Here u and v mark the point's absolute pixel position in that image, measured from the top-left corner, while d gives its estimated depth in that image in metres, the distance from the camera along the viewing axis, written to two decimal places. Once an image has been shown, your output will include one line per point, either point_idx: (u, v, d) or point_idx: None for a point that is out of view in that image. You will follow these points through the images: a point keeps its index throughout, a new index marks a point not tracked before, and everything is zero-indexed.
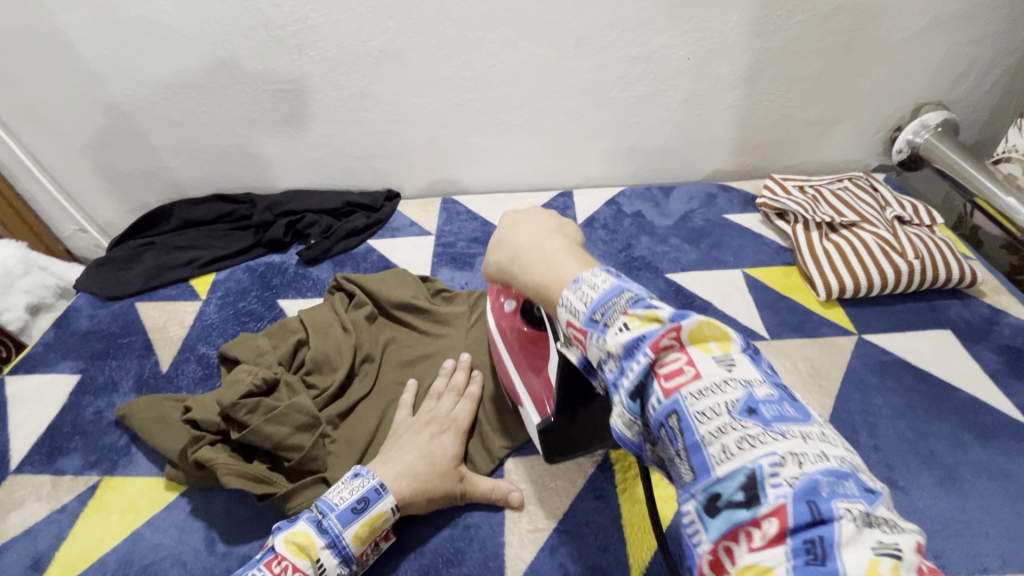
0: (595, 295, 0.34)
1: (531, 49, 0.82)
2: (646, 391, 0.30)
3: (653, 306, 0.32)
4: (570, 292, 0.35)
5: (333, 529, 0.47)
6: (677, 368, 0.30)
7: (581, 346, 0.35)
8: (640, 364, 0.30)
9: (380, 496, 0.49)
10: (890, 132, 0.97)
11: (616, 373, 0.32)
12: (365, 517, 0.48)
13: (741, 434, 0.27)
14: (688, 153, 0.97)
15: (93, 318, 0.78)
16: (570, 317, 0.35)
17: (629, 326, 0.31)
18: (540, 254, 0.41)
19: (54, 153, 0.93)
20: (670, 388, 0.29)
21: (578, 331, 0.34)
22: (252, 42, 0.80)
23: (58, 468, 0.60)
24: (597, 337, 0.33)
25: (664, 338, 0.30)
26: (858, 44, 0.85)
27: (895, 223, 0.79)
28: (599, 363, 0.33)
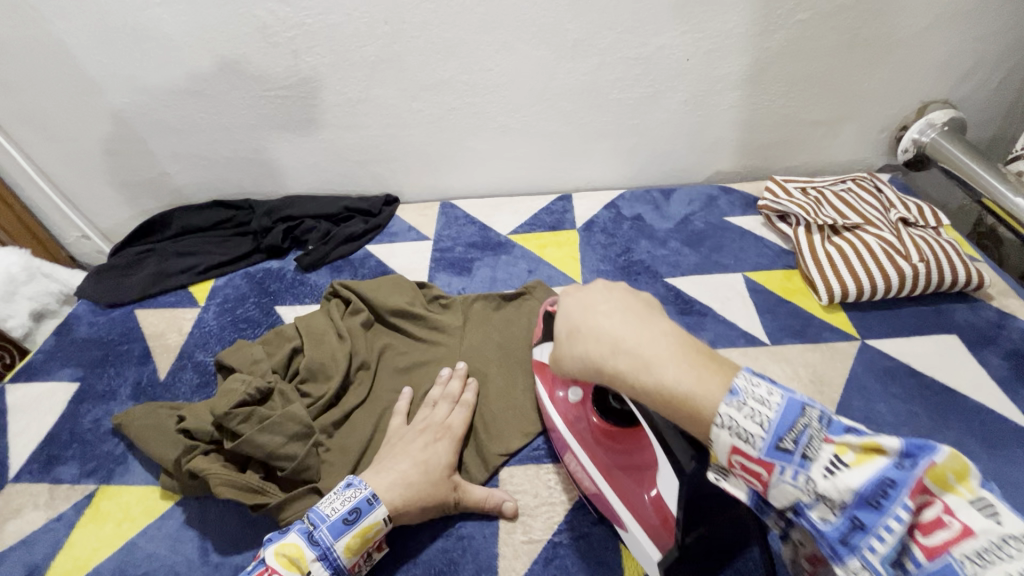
0: (772, 414, 0.35)
1: (528, 51, 0.81)
2: (903, 549, 0.33)
3: (864, 435, 0.35)
4: (729, 409, 0.36)
5: (325, 540, 0.47)
6: (937, 523, 0.32)
7: (757, 483, 0.36)
8: (897, 524, 0.32)
9: (372, 506, 0.49)
10: (895, 131, 0.95)
11: (846, 527, 0.34)
12: (357, 529, 0.48)
13: (1011, 574, 0.30)
14: (689, 154, 0.96)
15: (93, 325, 0.79)
16: (737, 444, 0.36)
17: (844, 463, 0.34)
18: (652, 352, 0.40)
19: (57, 161, 0.93)
20: (936, 547, 0.32)
21: (756, 465, 0.35)
22: (249, 48, 0.80)
23: (56, 477, 0.61)
24: (794, 472, 0.34)
25: (918, 485, 0.32)
26: (862, 42, 0.84)
27: (899, 225, 0.78)
28: (796, 505, 0.35)
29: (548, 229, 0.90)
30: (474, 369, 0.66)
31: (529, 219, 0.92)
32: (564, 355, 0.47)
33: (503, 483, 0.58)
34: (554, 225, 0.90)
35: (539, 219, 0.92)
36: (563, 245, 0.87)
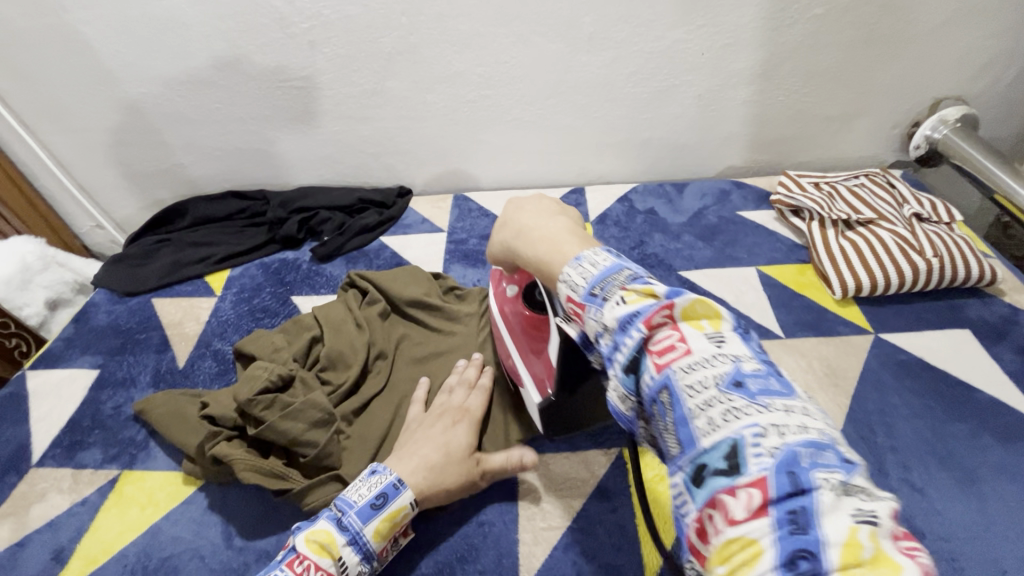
0: (595, 272, 0.34)
1: (543, 44, 0.81)
2: (640, 364, 0.30)
3: (650, 283, 0.32)
4: (571, 269, 0.35)
5: (354, 526, 0.47)
6: (668, 345, 0.30)
7: (576, 319, 0.35)
8: (633, 339, 0.30)
9: (398, 490, 0.49)
10: (907, 127, 0.96)
11: (611, 348, 0.31)
12: (384, 513, 0.48)
13: (725, 408, 0.27)
14: (702, 149, 0.96)
15: (110, 313, 0.79)
16: (570, 293, 0.35)
17: (625, 301, 0.31)
18: (544, 233, 0.41)
19: (73, 150, 0.94)
20: (662, 363, 0.30)
21: (576, 305, 0.34)
22: (266, 39, 0.80)
23: (79, 462, 0.61)
24: (596, 313, 0.32)
25: (655, 315, 0.30)
26: (877, 37, 0.84)
27: (913, 220, 0.78)
28: (596, 339, 0.33)
29: None
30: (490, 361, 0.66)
31: None
32: (493, 241, 0.47)
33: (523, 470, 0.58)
34: None
35: None
36: None
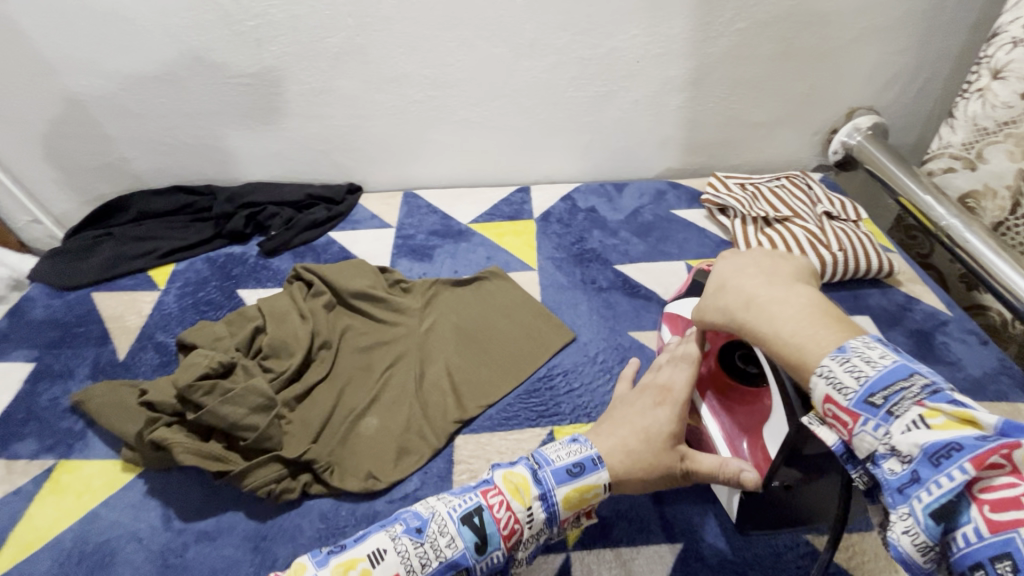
0: (875, 373, 0.36)
1: (487, 48, 0.85)
2: (960, 511, 0.33)
3: (962, 406, 0.34)
4: (838, 364, 0.38)
5: (547, 481, 0.49)
6: (1010, 498, 0.32)
7: (842, 429, 0.38)
8: (955, 479, 0.32)
9: (595, 466, 0.50)
10: (825, 134, 1.04)
11: (907, 477, 0.35)
12: (577, 482, 0.49)
13: None
14: (640, 152, 1.02)
15: (47, 307, 0.78)
16: (832, 394, 0.38)
17: (929, 424, 0.34)
18: (779, 313, 0.44)
19: (9, 143, 0.92)
20: (999, 522, 0.32)
21: (844, 412, 0.37)
22: (212, 36, 0.81)
23: (13, 453, 0.61)
24: (875, 425, 0.36)
25: (984, 454, 0.32)
26: (793, 51, 0.91)
27: (824, 218, 0.86)
28: (873, 457, 0.36)
29: (507, 218, 0.94)
30: (428, 352, 0.69)
31: (489, 209, 0.96)
32: (707, 307, 0.52)
33: (458, 448, 0.61)
34: (513, 215, 0.95)
35: (498, 209, 0.96)
36: (521, 234, 0.91)
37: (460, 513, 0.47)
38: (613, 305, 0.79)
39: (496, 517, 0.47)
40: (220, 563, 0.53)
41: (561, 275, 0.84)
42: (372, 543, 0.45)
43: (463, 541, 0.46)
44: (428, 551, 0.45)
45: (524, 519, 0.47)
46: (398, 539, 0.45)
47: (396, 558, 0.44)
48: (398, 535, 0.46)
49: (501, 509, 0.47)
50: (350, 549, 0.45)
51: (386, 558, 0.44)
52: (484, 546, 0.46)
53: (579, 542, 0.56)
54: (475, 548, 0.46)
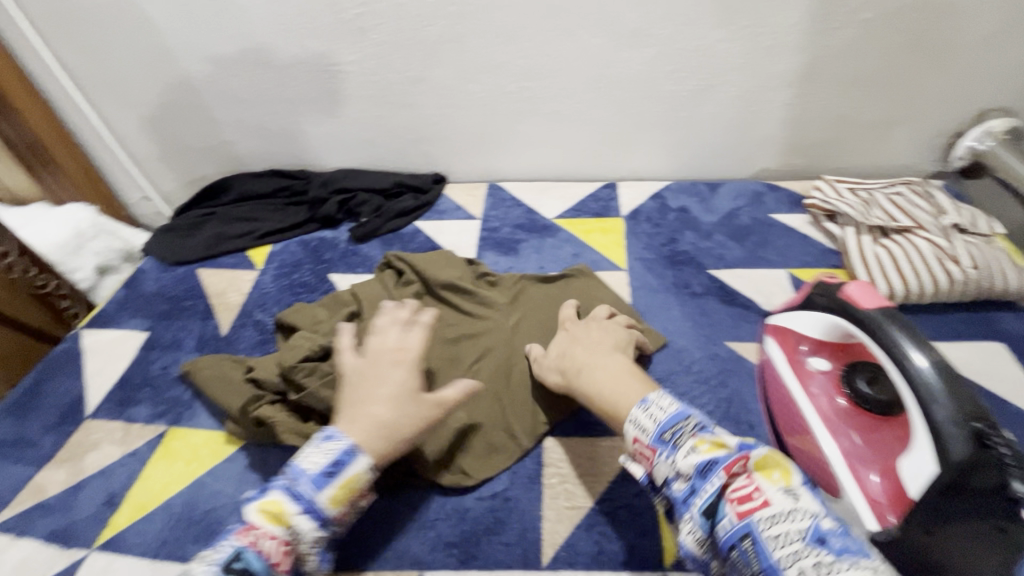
0: (664, 416, 0.45)
1: (586, 38, 0.82)
2: (719, 511, 0.39)
3: (721, 436, 0.43)
4: (639, 411, 0.46)
5: (304, 495, 0.45)
6: (747, 494, 0.38)
7: (647, 462, 0.44)
8: (713, 486, 0.40)
9: (352, 457, 0.47)
10: (950, 137, 0.94)
11: (688, 491, 0.41)
12: (339, 480, 0.46)
13: (815, 560, 0.34)
14: (737, 150, 0.96)
15: (158, 280, 0.83)
16: (638, 434, 0.45)
17: (697, 450, 0.41)
18: (601, 374, 0.53)
19: (129, 124, 0.99)
20: (743, 511, 0.38)
21: (646, 448, 0.44)
22: (317, 24, 0.83)
23: (130, 417, 0.65)
24: (666, 455, 0.43)
25: (733, 466, 0.40)
26: (924, 45, 0.83)
27: (952, 231, 0.77)
28: (666, 480, 0.43)
29: (593, 216, 0.91)
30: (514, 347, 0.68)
31: (575, 205, 0.94)
32: (546, 365, 0.60)
33: (547, 450, 0.59)
34: (600, 212, 0.92)
35: (585, 206, 0.93)
36: (608, 232, 0.88)
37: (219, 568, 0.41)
38: (708, 312, 0.74)
39: (260, 553, 0.42)
40: None
41: (652, 278, 0.80)
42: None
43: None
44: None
45: (290, 540, 0.44)
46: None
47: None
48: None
49: (258, 543, 0.42)
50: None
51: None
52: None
53: (676, 560, 0.51)
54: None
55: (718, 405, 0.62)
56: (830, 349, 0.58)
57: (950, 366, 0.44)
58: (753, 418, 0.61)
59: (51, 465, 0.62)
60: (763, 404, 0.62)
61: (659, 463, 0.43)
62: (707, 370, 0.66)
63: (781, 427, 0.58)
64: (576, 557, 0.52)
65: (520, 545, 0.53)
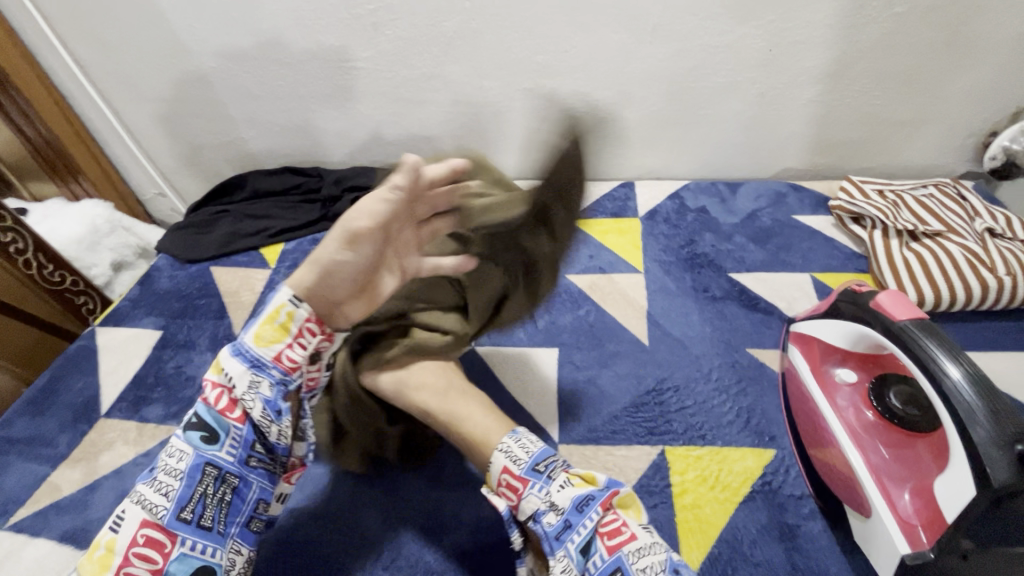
0: (534, 450, 0.48)
1: (605, 34, 0.80)
2: (592, 547, 0.44)
3: (591, 471, 0.47)
4: (511, 444, 0.48)
5: (241, 342, 0.50)
6: (616, 528, 0.44)
7: (513, 495, 0.47)
8: (589, 521, 0.44)
9: (276, 294, 0.49)
10: (984, 137, 0.90)
11: (561, 526, 0.45)
12: (263, 319, 0.49)
13: None
14: (758, 150, 0.93)
15: (172, 278, 0.83)
16: (508, 465, 0.47)
17: (570, 484, 0.46)
18: (478, 419, 0.52)
19: (143, 120, 0.98)
20: (612, 546, 0.43)
21: (517, 479, 0.47)
22: (330, 20, 0.82)
23: (143, 416, 0.65)
24: (540, 487, 0.46)
25: (606, 501, 0.45)
26: (961, 39, 0.79)
27: (985, 235, 0.74)
28: (536, 514, 0.46)
29: (610, 216, 0.89)
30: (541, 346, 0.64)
31: (591, 204, 0.92)
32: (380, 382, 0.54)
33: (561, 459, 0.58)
34: (617, 212, 0.90)
35: (601, 205, 0.91)
36: (625, 233, 0.86)
37: (186, 431, 0.48)
38: (728, 317, 0.72)
39: (208, 401, 0.48)
40: (328, 549, 0.53)
41: (670, 281, 0.78)
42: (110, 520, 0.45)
43: (193, 445, 0.47)
44: (164, 482, 0.46)
45: (229, 384, 0.49)
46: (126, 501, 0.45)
47: (138, 510, 0.45)
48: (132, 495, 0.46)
49: (213, 398, 0.48)
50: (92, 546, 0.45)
51: (124, 519, 0.45)
52: (212, 434, 0.47)
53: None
54: (204, 439, 0.47)
55: (737, 414, 0.61)
56: (860, 360, 0.56)
57: (988, 381, 0.42)
58: (775, 429, 0.59)
59: (66, 464, 0.62)
60: (786, 415, 0.60)
61: (530, 495, 0.46)
62: (725, 378, 0.65)
63: (806, 440, 0.56)
64: None
65: None
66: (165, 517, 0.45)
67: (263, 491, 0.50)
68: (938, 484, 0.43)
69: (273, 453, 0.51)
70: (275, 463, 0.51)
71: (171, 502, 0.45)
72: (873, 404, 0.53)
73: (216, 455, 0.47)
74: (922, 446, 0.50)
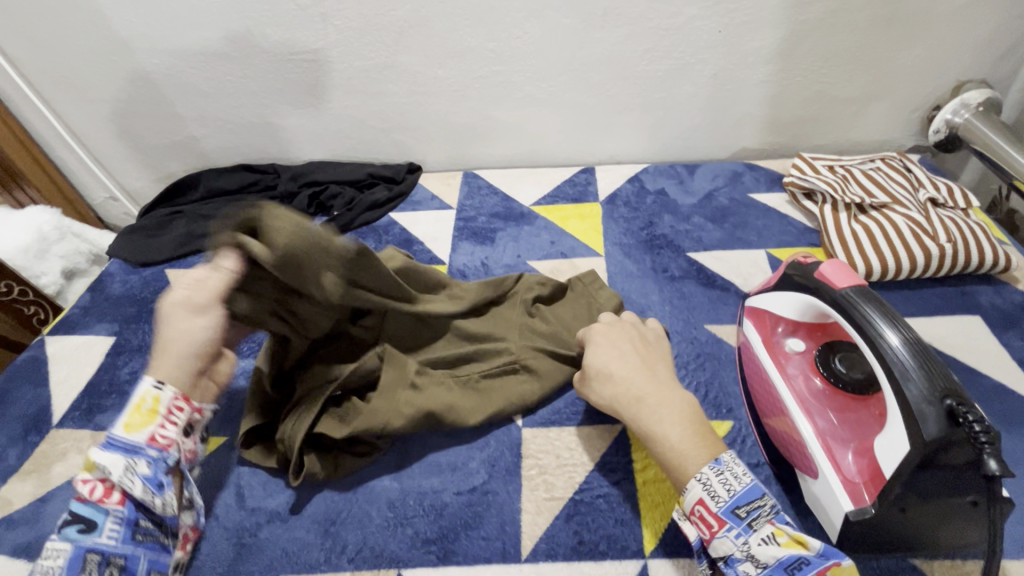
0: (737, 489, 0.44)
1: (556, 19, 0.80)
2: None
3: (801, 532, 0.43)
4: (709, 473, 0.45)
5: (105, 432, 0.48)
6: None
7: (705, 530, 0.44)
8: None
9: (136, 383, 0.50)
10: (927, 111, 0.93)
11: None
12: (130, 407, 0.48)
13: None
14: (714, 132, 0.95)
15: (125, 283, 0.81)
16: (704, 498, 0.44)
17: (777, 541, 0.43)
18: (671, 427, 0.48)
19: (88, 122, 0.95)
20: None
21: (712, 517, 0.44)
22: (276, 11, 0.80)
23: (98, 424, 0.63)
24: (738, 534, 0.43)
25: (820, 568, 0.41)
26: (902, 16, 0.81)
27: (928, 205, 0.77)
28: (728, 558, 0.44)
29: (571, 201, 0.90)
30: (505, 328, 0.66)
31: (552, 191, 0.92)
32: (591, 386, 0.55)
33: (525, 441, 0.59)
34: (577, 197, 0.90)
35: (562, 191, 0.92)
36: (586, 218, 0.87)
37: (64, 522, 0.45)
38: (686, 295, 0.74)
39: (85, 495, 0.45)
40: (291, 546, 0.53)
41: (630, 263, 0.79)
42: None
43: (69, 537, 0.44)
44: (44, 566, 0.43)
45: (108, 477, 0.46)
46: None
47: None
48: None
49: (85, 489, 0.46)
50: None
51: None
52: (90, 522, 0.44)
53: (658, 547, 0.50)
54: (83, 529, 0.44)
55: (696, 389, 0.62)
56: (808, 329, 0.58)
57: (923, 344, 0.43)
58: (732, 401, 0.61)
59: (18, 476, 0.60)
60: (742, 387, 0.62)
61: (724, 538, 0.44)
62: (685, 354, 0.66)
63: (760, 410, 0.57)
64: (557, 549, 0.51)
65: (500, 539, 0.52)
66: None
67: (156, 562, 0.46)
68: (878, 442, 0.45)
69: (162, 524, 0.48)
70: (168, 532, 0.48)
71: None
72: (821, 371, 0.54)
73: (97, 541, 0.44)
74: (866, 409, 0.52)
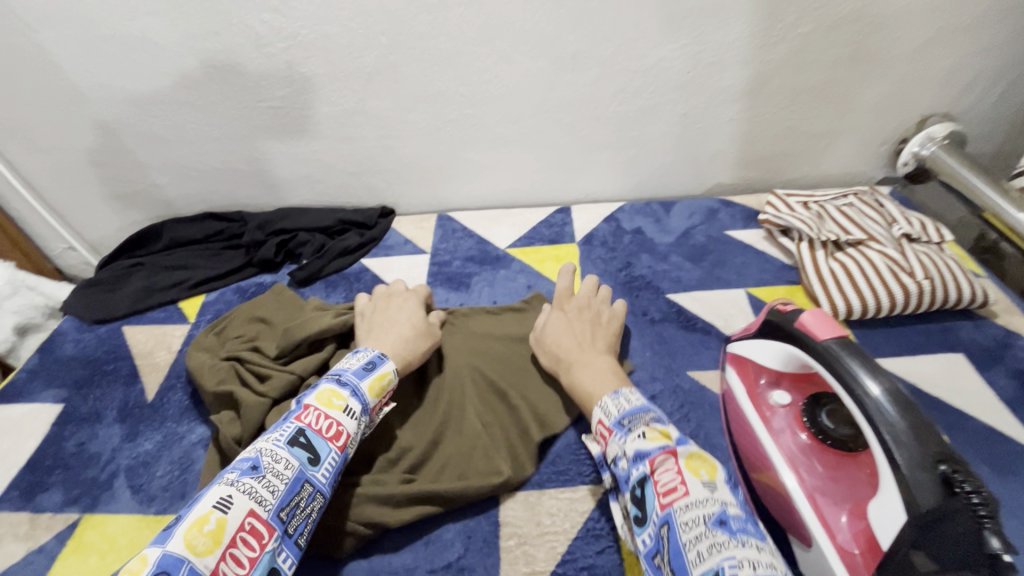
0: (626, 406, 0.50)
1: (526, 62, 0.79)
2: (647, 495, 0.44)
3: (668, 428, 0.48)
4: (609, 399, 0.52)
5: (352, 382, 0.52)
6: (672, 487, 0.43)
7: (604, 440, 0.50)
8: (643, 470, 0.45)
9: (382, 359, 0.56)
10: (895, 144, 0.95)
11: (627, 473, 0.46)
12: (375, 374, 0.54)
13: (711, 541, 0.39)
14: (689, 168, 0.95)
15: (78, 342, 0.76)
16: (603, 418, 0.51)
17: (646, 436, 0.47)
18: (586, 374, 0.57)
19: (45, 173, 0.91)
20: (666, 503, 0.42)
21: (606, 429, 0.50)
22: (240, 58, 0.78)
23: (37, 506, 0.58)
24: (619, 437, 0.48)
25: (664, 456, 0.45)
26: (865, 55, 0.83)
27: (903, 241, 0.77)
28: (615, 459, 0.48)
29: (547, 242, 0.88)
30: (476, 351, 0.68)
31: (528, 232, 0.91)
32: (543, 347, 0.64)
33: (503, 507, 0.55)
34: (554, 238, 0.89)
35: (538, 232, 0.90)
36: (563, 259, 0.85)
37: (285, 441, 0.46)
38: (667, 339, 0.72)
39: (320, 429, 0.48)
40: None
41: None
42: (210, 496, 0.41)
43: (299, 458, 0.46)
44: (272, 479, 0.44)
45: (343, 424, 0.49)
46: (236, 482, 0.42)
47: (246, 498, 0.42)
48: (237, 479, 0.43)
49: (320, 420, 0.49)
50: (193, 506, 0.40)
51: (234, 501, 0.41)
52: (318, 455, 0.47)
53: None
54: (310, 458, 0.46)
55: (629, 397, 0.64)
56: (790, 378, 0.56)
57: (908, 397, 0.42)
58: (720, 455, 0.58)
59: None
60: (728, 439, 0.59)
61: (614, 443, 0.48)
62: (667, 406, 0.63)
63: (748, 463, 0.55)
64: None
65: None
66: (268, 513, 0.42)
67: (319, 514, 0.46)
68: (874, 510, 0.42)
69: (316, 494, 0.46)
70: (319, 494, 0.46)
71: (276, 499, 0.43)
72: (807, 426, 0.53)
73: (314, 477, 0.46)
74: (856, 467, 0.49)
